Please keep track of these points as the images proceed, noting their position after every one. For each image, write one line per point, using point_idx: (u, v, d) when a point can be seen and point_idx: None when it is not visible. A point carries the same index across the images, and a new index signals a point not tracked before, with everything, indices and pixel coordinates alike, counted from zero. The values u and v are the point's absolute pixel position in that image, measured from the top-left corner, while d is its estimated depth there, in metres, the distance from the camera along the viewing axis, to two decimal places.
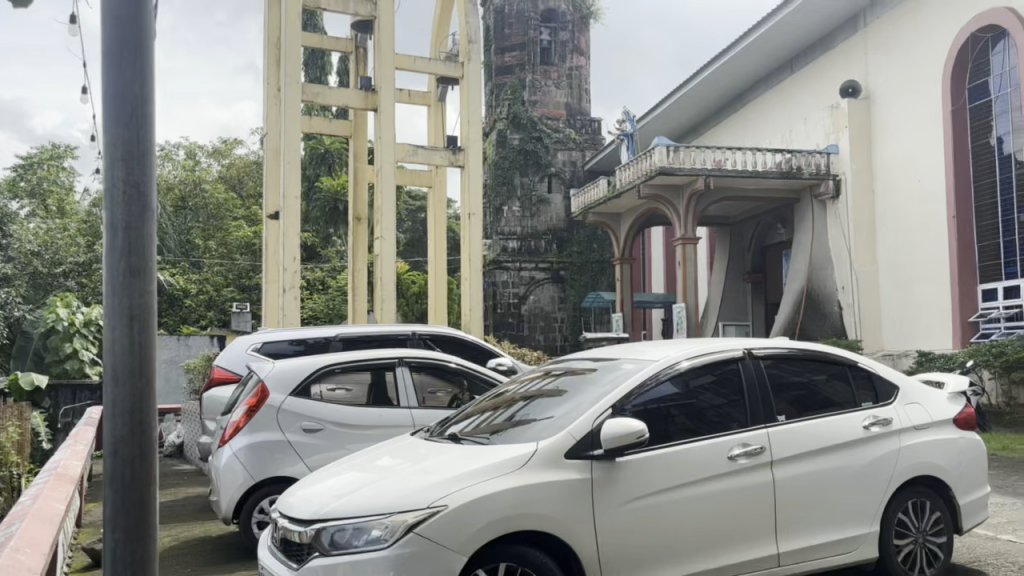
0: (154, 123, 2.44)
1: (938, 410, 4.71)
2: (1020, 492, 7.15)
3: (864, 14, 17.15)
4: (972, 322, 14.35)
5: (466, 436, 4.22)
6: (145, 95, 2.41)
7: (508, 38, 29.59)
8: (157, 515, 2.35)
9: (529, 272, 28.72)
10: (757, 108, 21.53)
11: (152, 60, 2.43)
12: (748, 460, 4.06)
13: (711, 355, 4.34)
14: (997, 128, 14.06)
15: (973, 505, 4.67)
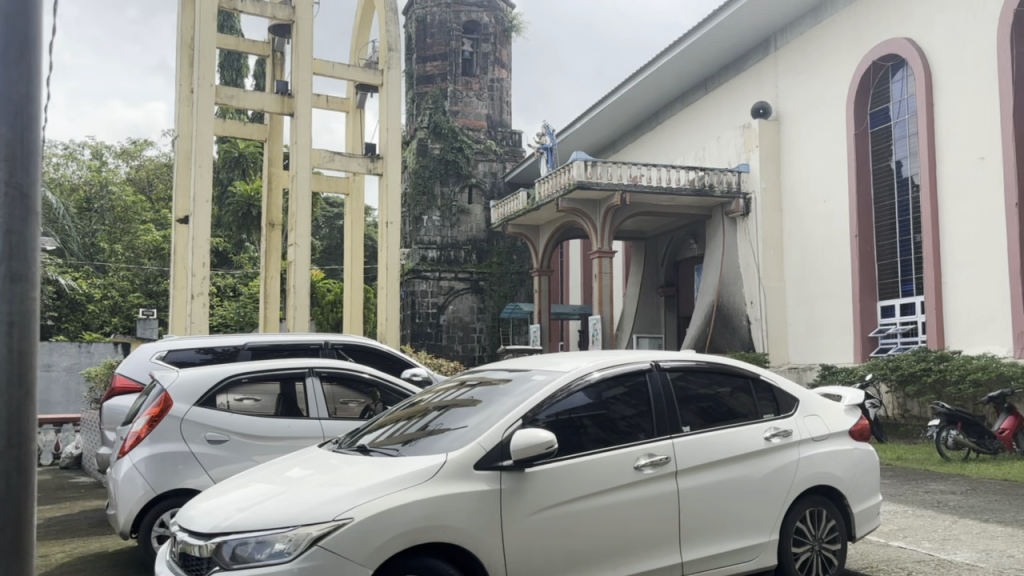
0: (35, 135, 2.90)
1: (835, 423, 4.90)
2: (910, 501, 7.49)
3: (775, 38, 17.77)
4: (872, 337, 14.95)
5: (377, 447, 4.19)
6: (29, 112, 2.88)
7: (429, 48, 29.63)
8: (33, 508, 2.80)
9: (448, 282, 28.63)
10: (672, 125, 22.04)
11: (33, 86, 2.90)
12: (653, 470, 4.14)
13: (621, 366, 4.42)
14: (896, 151, 14.71)
15: (865, 514, 4.87)
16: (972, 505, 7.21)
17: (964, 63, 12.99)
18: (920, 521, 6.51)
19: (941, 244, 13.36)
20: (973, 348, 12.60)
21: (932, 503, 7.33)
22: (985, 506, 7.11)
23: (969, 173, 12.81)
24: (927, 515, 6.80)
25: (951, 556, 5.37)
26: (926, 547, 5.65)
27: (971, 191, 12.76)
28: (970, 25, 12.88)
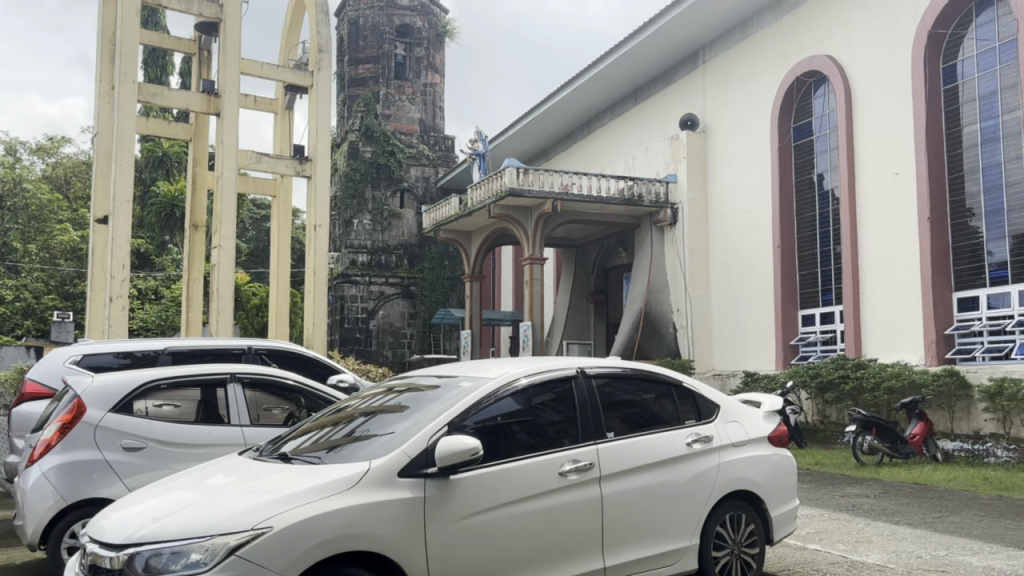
0: None
1: (755, 428, 5.02)
2: (827, 504, 7.72)
3: (703, 52, 18.15)
4: (793, 345, 15.38)
5: (300, 455, 4.12)
6: None
7: (362, 50, 29.44)
8: None
9: (378, 287, 28.38)
10: (603, 134, 22.31)
11: None
12: (578, 476, 4.17)
13: (548, 373, 4.46)
14: (818, 165, 15.16)
15: (783, 517, 4.99)
16: (884, 508, 7.47)
17: (881, 80, 13.48)
18: (834, 524, 6.72)
19: (859, 255, 13.80)
20: (889, 356, 13.03)
21: (847, 507, 7.58)
22: (897, 509, 7.37)
23: (886, 187, 13.28)
24: (842, 517, 7.03)
25: (863, 557, 5.56)
26: (840, 549, 5.83)
27: (887, 205, 13.22)
28: (887, 45, 13.39)
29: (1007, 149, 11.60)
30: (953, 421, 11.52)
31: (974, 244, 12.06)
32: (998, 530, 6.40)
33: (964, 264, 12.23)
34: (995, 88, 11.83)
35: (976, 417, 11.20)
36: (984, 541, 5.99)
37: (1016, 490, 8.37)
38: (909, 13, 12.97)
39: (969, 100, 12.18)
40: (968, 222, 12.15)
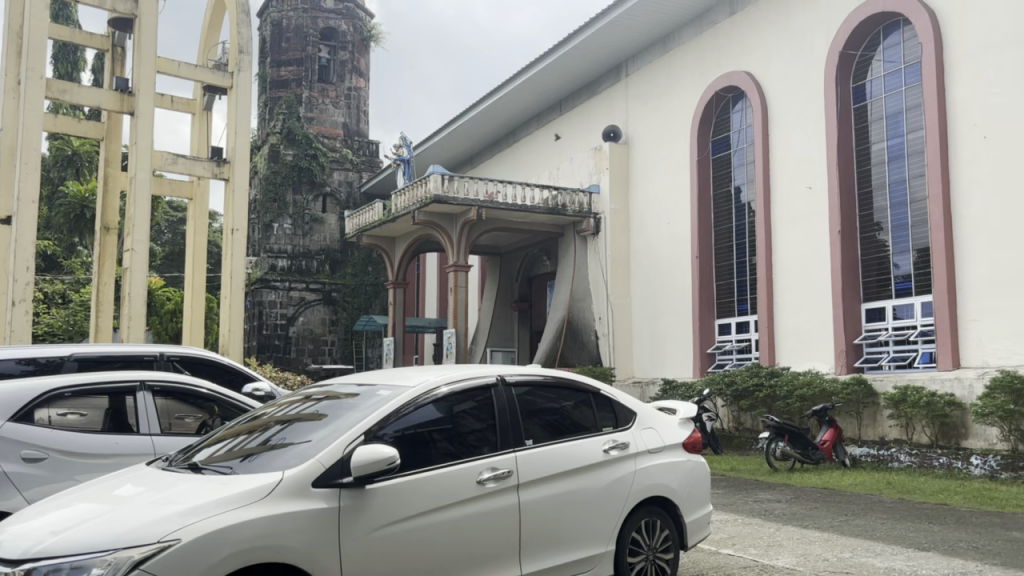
0: None
1: (670, 435, 5.11)
2: (740, 510, 7.90)
3: (626, 65, 18.45)
4: (709, 353, 15.72)
5: (211, 464, 4.02)
6: None
7: (285, 52, 29.09)
8: None
9: (299, 293, 27.88)
10: (528, 143, 22.46)
11: None
12: (496, 484, 4.18)
13: (468, 381, 4.47)
14: (735, 178, 15.56)
15: (698, 522, 5.07)
16: (795, 512, 7.69)
17: (796, 98, 13.94)
18: (747, 529, 6.89)
19: (774, 266, 14.19)
20: (801, 365, 13.43)
21: (760, 512, 7.77)
22: (807, 513, 7.61)
23: (799, 201, 13.71)
24: (755, 522, 7.21)
25: (773, 561, 5.71)
26: (752, 553, 5.98)
27: (801, 219, 13.65)
28: (802, 65, 13.86)
29: (912, 167, 12.11)
30: (861, 427, 11.95)
31: (882, 258, 12.54)
32: (900, 532, 6.67)
33: (872, 277, 12.71)
34: (900, 108, 12.34)
35: (882, 423, 11.65)
36: (886, 543, 6.23)
37: (918, 493, 8.73)
38: (822, 34, 13.46)
39: (877, 119, 12.68)
40: (876, 235, 12.64)
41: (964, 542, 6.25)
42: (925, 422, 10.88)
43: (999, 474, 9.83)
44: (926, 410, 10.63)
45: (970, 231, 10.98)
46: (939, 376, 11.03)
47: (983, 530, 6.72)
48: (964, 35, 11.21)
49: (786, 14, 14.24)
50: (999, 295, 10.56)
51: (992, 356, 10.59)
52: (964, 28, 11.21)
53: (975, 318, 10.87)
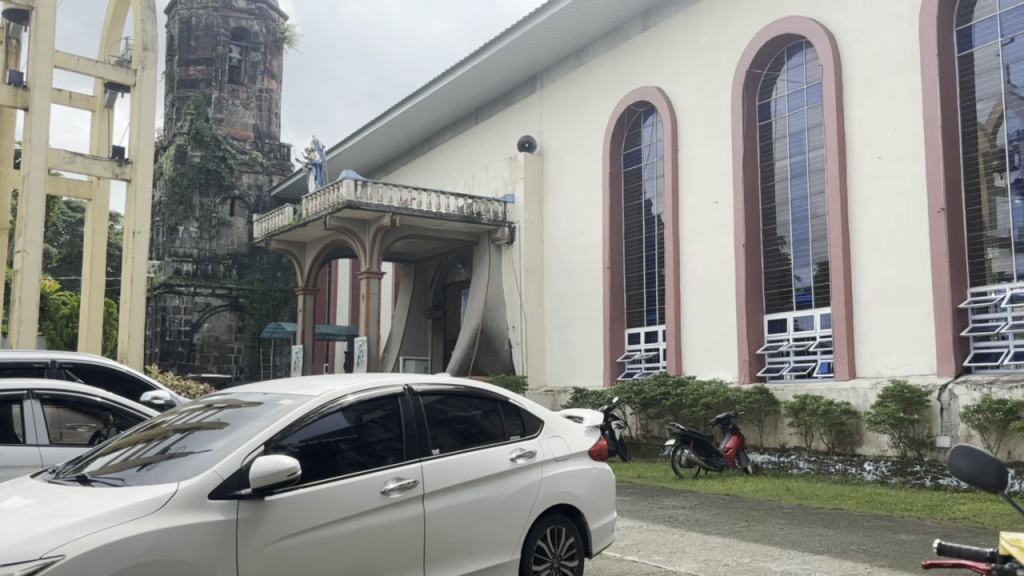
0: None
1: (576, 443, 5.16)
2: (645, 516, 8.04)
3: (541, 76, 18.60)
4: (620, 362, 15.97)
5: (103, 475, 3.86)
6: None
7: (193, 51, 28.32)
8: None
9: (204, 298, 27.07)
10: (444, 150, 22.38)
11: None
12: (401, 494, 4.14)
13: (375, 390, 4.44)
14: (645, 191, 15.87)
15: (602, 530, 5.11)
16: (698, 518, 7.87)
17: (704, 115, 14.33)
18: (652, 535, 7.01)
19: (681, 277, 14.52)
20: (706, 374, 13.76)
21: (664, 518, 7.92)
22: (709, 519, 7.80)
23: (706, 215, 14.07)
24: (660, 529, 7.34)
25: (676, 567, 5.83)
26: (655, 559, 6.08)
27: (708, 232, 14.01)
28: (711, 82, 14.26)
29: (813, 184, 12.59)
30: (763, 434, 12.32)
31: (784, 271, 12.97)
32: (797, 537, 6.89)
33: (774, 289, 13.14)
34: (803, 127, 12.82)
35: (782, 431, 12.06)
36: (784, 547, 6.43)
37: (815, 498, 9.05)
38: (729, 52, 13.89)
39: (781, 136, 13.15)
40: (779, 249, 13.07)
41: (856, 545, 6.50)
42: (823, 430, 11.29)
43: (889, 479, 10.27)
44: (824, 418, 11.02)
45: (866, 247, 11.47)
46: (836, 385, 11.46)
47: (873, 533, 7.01)
48: (861, 59, 11.74)
49: (695, 33, 14.65)
50: (892, 309, 11.06)
51: (885, 366, 11.08)
52: (861, 52, 11.74)
53: (870, 331, 11.35)
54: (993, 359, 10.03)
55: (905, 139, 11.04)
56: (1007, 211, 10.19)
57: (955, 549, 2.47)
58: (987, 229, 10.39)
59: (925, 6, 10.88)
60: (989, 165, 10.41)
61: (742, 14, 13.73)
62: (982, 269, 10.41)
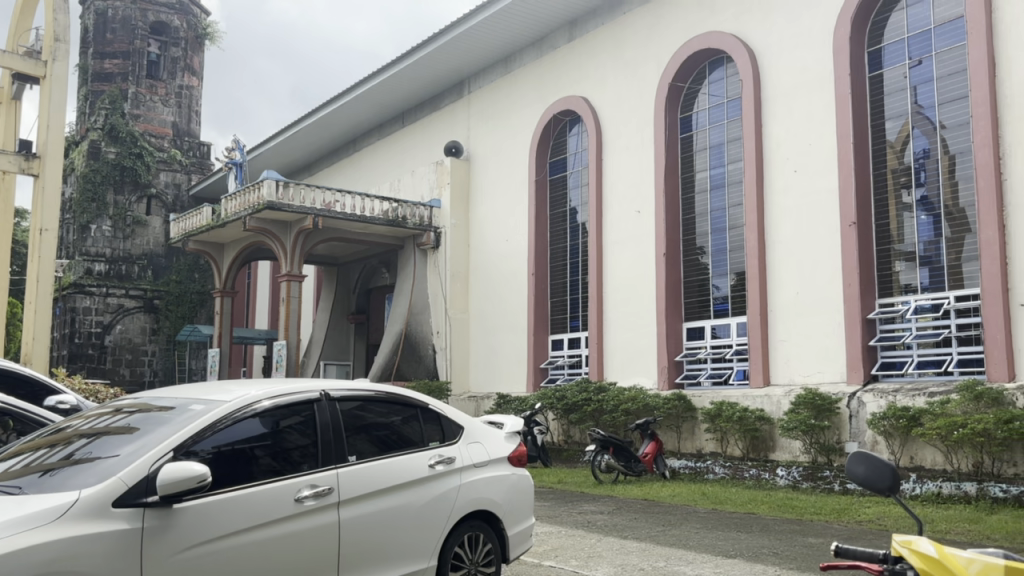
0: None
1: (496, 448, 5.16)
2: (563, 521, 8.11)
3: (469, 82, 18.62)
4: (543, 368, 16.09)
5: (2, 483, 3.70)
6: None
7: (109, 44, 27.41)
8: None
9: (117, 299, 26.21)
10: (370, 153, 22.17)
11: None
12: (315, 501, 4.09)
13: (292, 395, 4.37)
14: (571, 198, 16.03)
15: (520, 535, 5.11)
16: (615, 523, 7.99)
17: (628, 125, 14.56)
18: (570, 540, 7.07)
19: (604, 284, 14.68)
20: (627, 380, 13.97)
21: (583, 523, 8.00)
22: (627, 524, 7.91)
23: (628, 224, 14.30)
24: (577, 533, 7.41)
25: (592, 572, 5.89)
26: (572, 564, 6.13)
27: (630, 241, 14.23)
28: (634, 94, 14.50)
29: (731, 197, 12.92)
30: (680, 439, 12.54)
31: (702, 280, 13.26)
32: (710, 540, 7.05)
33: (693, 298, 13.42)
34: (722, 140, 13.14)
35: (699, 437, 12.31)
36: (698, 551, 6.57)
37: (729, 503, 9.26)
38: (653, 64, 14.15)
39: (702, 149, 13.45)
40: (698, 258, 13.35)
41: (766, 548, 6.68)
42: (738, 436, 11.57)
43: (800, 484, 10.60)
44: (739, 424, 11.29)
45: (780, 258, 11.82)
46: (751, 392, 11.76)
47: (783, 537, 7.21)
48: (779, 76, 12.10)
49: (620, 45, 14.87)
50: (804, 319, 11.42)
51: (798, 374, 11.42)
52: (780, 70, 12.09)
53: (783, 340, 11.68)
54: (899, 368, 10.51)
55: (819, 154, 11.43)
56: (913, 226, 10.65)
57: (850, 551, 2.60)
58: (895, 242, 10.84)
59: (839, 27, 11.30)
60: (897, 182, 10.87)
61: (666, 28, 14.01)
62: (889, 280, 10.86)
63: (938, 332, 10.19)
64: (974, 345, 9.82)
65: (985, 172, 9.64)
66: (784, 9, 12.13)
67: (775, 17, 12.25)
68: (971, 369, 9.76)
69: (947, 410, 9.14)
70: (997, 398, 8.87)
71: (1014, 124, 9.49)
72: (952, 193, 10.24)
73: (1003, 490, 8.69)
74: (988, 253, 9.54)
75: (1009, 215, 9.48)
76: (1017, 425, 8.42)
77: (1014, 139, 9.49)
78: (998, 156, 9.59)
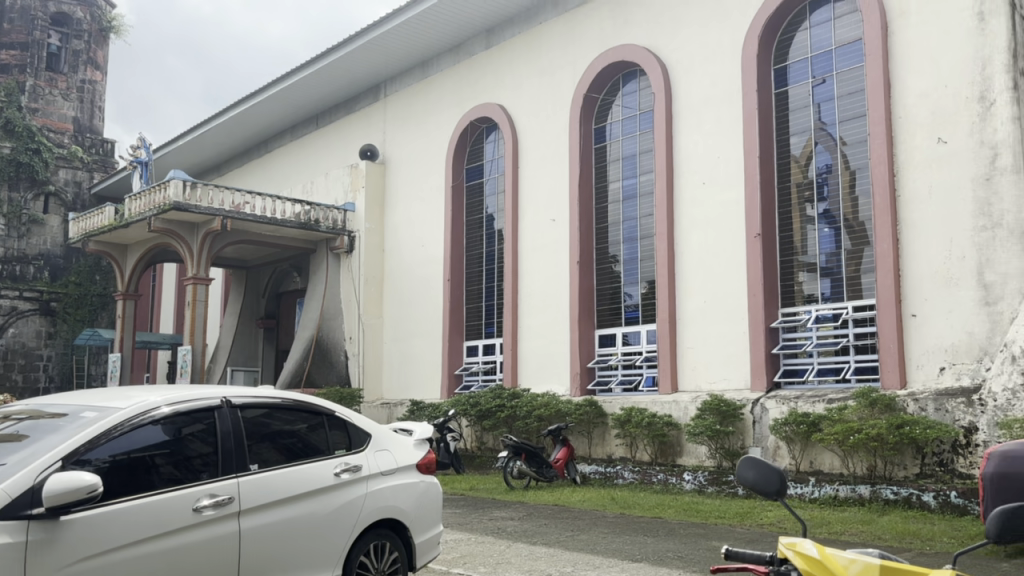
0: None
1: (404, 455, 5.10)
2: (474, 528, 8.10)
3: (384, 86, 18.48)
4: (457, 374, 16.06)
5: None
6: None
7: (5, 34, 26.43)
8: None
9: (10, 301, 24.99)
10: (282, 155, 21.77)
11: None
12: (214, 511, 4.02)
13: (193, 402, 4.28)
14: (487, 205, 16.07)
15: (428, 542, 5.06)
16: (524, 529, 8.03)
17: (543, 133, 14.70)
18: (479, 547, 7.07)
19: (519, 291, 14.73)
20: (540, 387, 14.05)
21: (492, 529, 8.00)
22: (535, 530, 7.95)
23: (543, 232, 14.41)
24: (486, 540, 7.41)
25: None
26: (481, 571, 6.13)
27: (544, 248, 14.34)
28: (549, 103, 14.66)
29: (642, 207, 13.17)
30: (591, 446, 12.69)
31: (614, 288, 13.47)
32: (617, 545, 7.14)
33: (605, 305, 13.60)
34: (635, 152, 13.40)
35: (609, 443, 12.48)
36: (605, 556, 6.65)
37: (636, 508, 9.42)
38: (568, 74, 14.34)
39: (615, 159, 13.69)
40: (610, 267, 13.56)
41: (671, 552, 6.81)
42: (647, 442, 11.78)
43: (706, 488, 10.77)
44: (647, 430, 11.48)
45: (689, 268, 12.09)
46: (660, 398, 12.00)
47: (688, 540, 7.37)
48: (689, 90, 12.42)
49: (536, 54, 15.01)
50: (712, 327, 11.70)
51: (705, 382, 11.69)
52: (690, 84, 12.41)
53: (691, 347, 11.95)
54: (800, 376, 10.88)
55: (727, 168, 11.76)
56: (816, 238, 11.05)
57: (739, 554, 2.68)
58: (798, 254, 11.22)
59: (746, 44, 11.66)
60: (801, 196, 11.28)
61: (580, 38, 14.21)
62: (792, 290, 11.24)
63: (837, 341, 10.60)
64: (869, 354, 10.28)
65: (881, 189, 10.08)
66: (694, 25, 12.47)
67: (686, 32, 12.57)
68: (866, 377, 10.24)
69: (845, 416, 9.50)
70: (890, 404, 9.30)
71: (907, 143, 9.98)
72: (852, 207, 10.67)
73: (894, 492, 9.04)
74: (883, 265, 9.97)
75: (903, 230, 9.93)
76: (908, 430, 8.87)
77: (907, 157, 9.97)
78: (893, 173, 10.05)
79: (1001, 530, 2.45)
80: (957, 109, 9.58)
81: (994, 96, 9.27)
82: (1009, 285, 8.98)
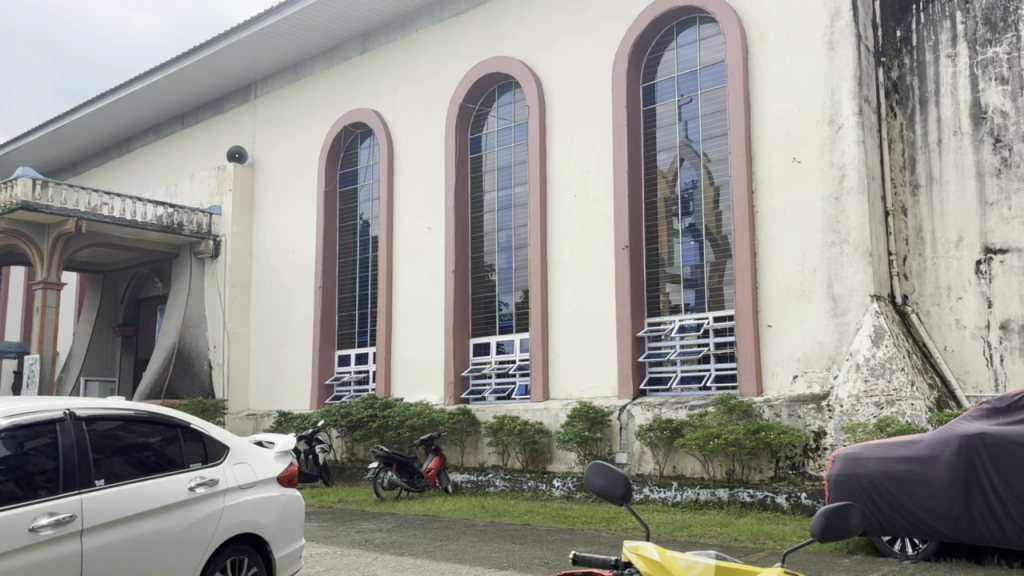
0: None
1: (264, 468, 4.94)
2: (341, 541, 7.94)
3: (255, 87, 17.97)
4: (328, 384, 15.73)
5: None
6: None
7: None
8: None
9: None
10: (145, 154, 20.81)
11: None
12: (54, 530, 3.80)
13: (34, 414, 4.02)
14: (361, 211, 15.88)
15: (288, 557, 4.91)
16: (392, 540, 7.93)
17: (419, 141, 14.64)
18: (344, 560, 6.94)
19: (393, 298, 14.59)
20: (413, 396, 13.97)
21: (359, 542, 7.86)
22: (403, 541, 7.87)
23: (418, 240, 14.35)
24: (353, 553, 7.27)
25: None
26: None
27: (418, 257, 14.29)
28: (425, 110, 14.63)
29: (517, 217, 13.33)
30: (463, 454, 12.71)
31: (489, 297, 13.56)
32: (485, 553, 7.17)
33: (479, 314, 13.67)
34: (510, 163, 13.55)
35: (481, 450, 12.53)
36: (472, 564, 6.66)
37: (507, 515, 9.49)
38: (444, 83, 14.36)
39: (490, 169, 13.80)
40: (485, 276, 13.65)
41: (538, 558, 6.89)
42: (518, 449, 11.88)
43: (574, 494, 11.02)
44: (520, 437, 11.58)
45: (561, 278, 12.30)
46: (531, 406, 12.13)
47: (554, 547, 7.43)
48: (562, 104, 12.66)
49: (412, 61, 14.96)
50: (582, 336, 11.94)
51: (575, 389, 11.92)
52: (563, 96, 12.65)
53: (562, 355, 12.15)
54: (664, 383, 11.28)
55: (597, 181, 12.05)
56: (681, 251, 11.46)
57: (587, 559, 2.75)
58: (664, 266, 11.61)
59: (616, 61, 12.00)
60: (668, 210, 11.68)
61: (456, 47, 14.27)
62: (658, 299, 11.63)
63: (699, 349, 11.01)
64: (728, 362, 10.74)
65: (740, 205, 10.55)
66: (567, 40, 12.73)
67: (559, 46, 12.82)
68: (726, 384, 10.71)
69: (705, 422, 9.86)
70: (746, 410, 9.73)
71: (765, 161, 10.51)
72: (715, 221, 11.15)
73: (750, 494, 9.44)
74: (742, 278, 10.43)
75: (760, 244, 10.44)
76: (762, 435, 9.31)
77: (766, 175, 10.48)
78: (752, 190, 10.54)
79: (825, 528, 2.61)
80: (809, 131, 10.16)
81: (842, 119, 9.90)
82: (855, 297, 9.60)
